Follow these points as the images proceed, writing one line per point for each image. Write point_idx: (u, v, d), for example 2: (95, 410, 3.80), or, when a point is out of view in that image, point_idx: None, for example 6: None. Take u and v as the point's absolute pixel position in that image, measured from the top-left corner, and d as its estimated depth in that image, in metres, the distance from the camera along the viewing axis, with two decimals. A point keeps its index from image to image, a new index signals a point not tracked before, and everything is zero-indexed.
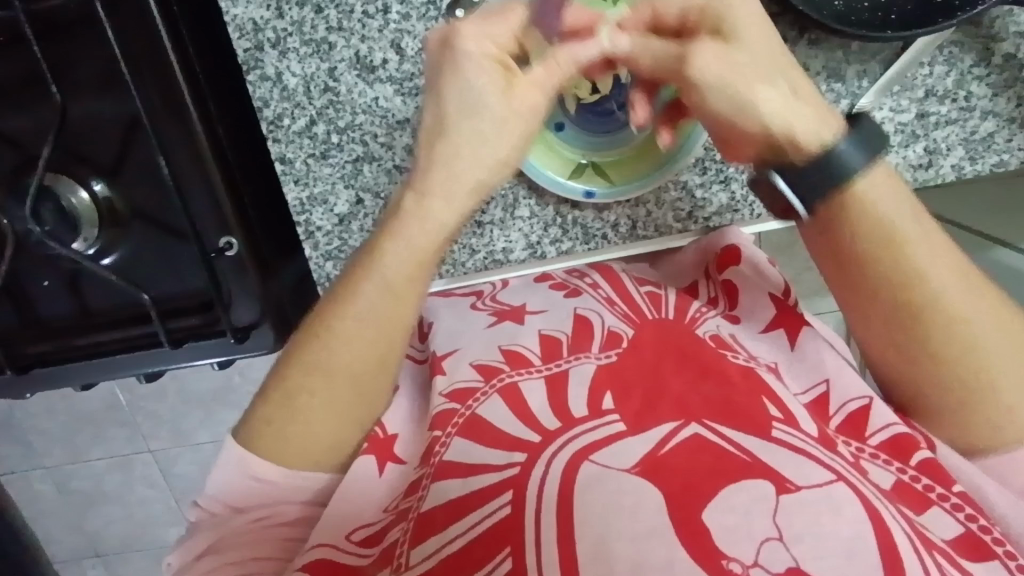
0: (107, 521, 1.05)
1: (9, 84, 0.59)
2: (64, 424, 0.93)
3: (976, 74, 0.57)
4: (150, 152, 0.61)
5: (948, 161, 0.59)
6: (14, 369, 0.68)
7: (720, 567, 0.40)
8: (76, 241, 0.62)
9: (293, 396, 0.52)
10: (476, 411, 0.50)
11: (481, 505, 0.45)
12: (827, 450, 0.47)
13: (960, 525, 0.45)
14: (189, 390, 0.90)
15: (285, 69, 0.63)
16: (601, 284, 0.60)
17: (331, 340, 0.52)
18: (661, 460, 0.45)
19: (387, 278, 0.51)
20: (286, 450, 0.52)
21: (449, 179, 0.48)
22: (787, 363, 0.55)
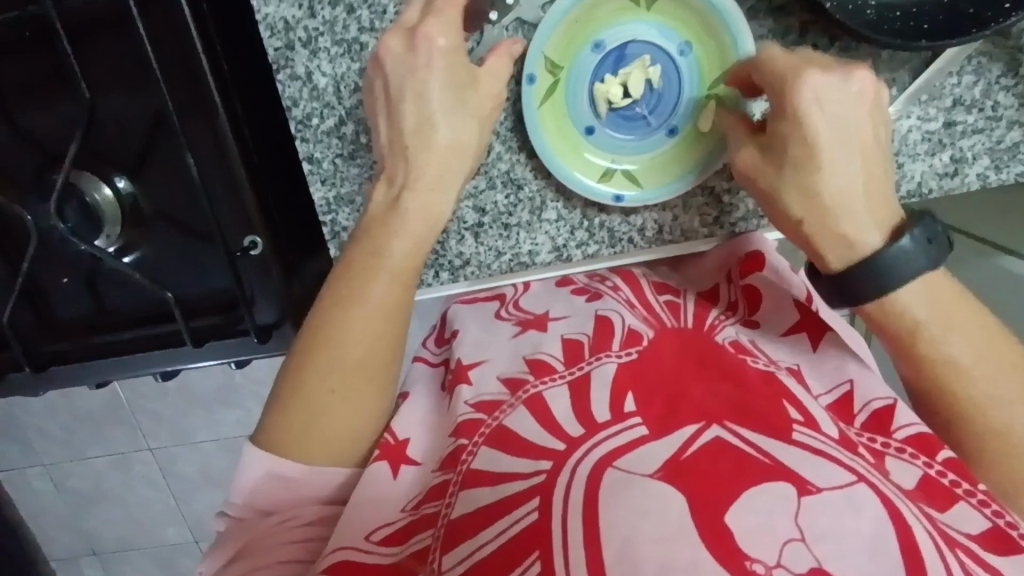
0: (106, 520, 1.03)
1: (32, 77, 0.54)
2: (65, 424, 0.91)
3: (1003, 84, 0.58)
4: (177, 150, 0.56)
5: (973, 170, 0.61)
6: (32, 369, 0.64)
7: (743, 568, 0.34)
8: (99, 239, 0.59)
9: (304, 380, 0.50)
10: (504, 421, 0.46)
11: (504, 514, 0.39)
12: (848, 452, 0.41)
13: (985, 520, 0.40)
14: (194, 390, 0.87)
15: (315, 69, 0.60)
16: (623, 287, 0.57)
17: (336, 332, 0.50)
18: (685, 464, 0.39)
19: (391, 264, 0.51)
20: (306, 442, 0.49)
21: (430, 159, 0.52)
22: (810, 364, 0.51)
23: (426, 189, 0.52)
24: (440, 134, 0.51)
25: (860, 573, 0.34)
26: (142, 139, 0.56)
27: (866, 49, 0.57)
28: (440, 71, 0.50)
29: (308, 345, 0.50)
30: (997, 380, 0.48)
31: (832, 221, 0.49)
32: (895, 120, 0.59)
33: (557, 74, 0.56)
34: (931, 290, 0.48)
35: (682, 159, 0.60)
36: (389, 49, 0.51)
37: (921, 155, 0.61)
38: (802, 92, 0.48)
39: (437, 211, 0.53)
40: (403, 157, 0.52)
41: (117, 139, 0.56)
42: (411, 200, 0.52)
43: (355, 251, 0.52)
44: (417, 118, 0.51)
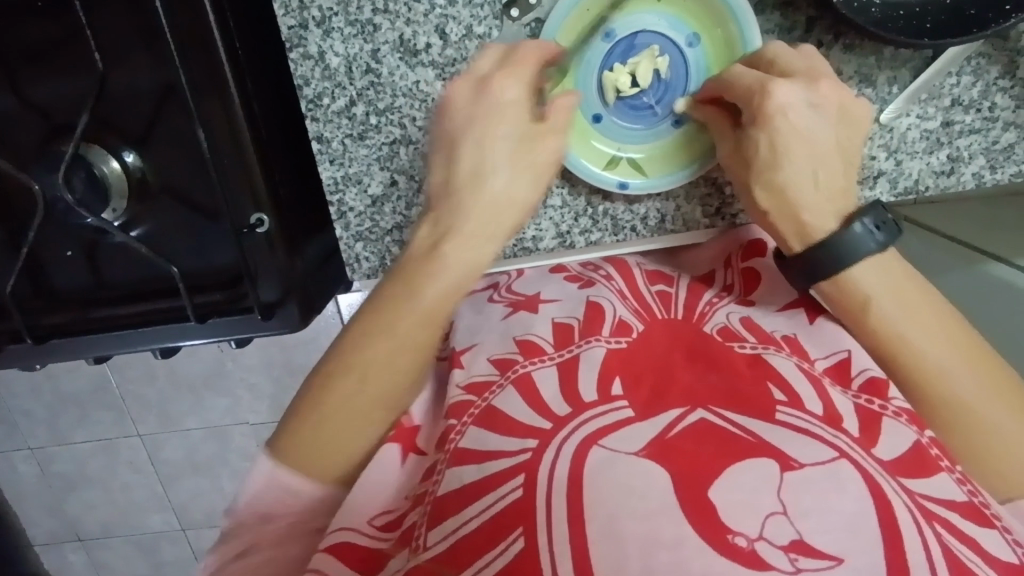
0: (89, 506, 1.03)
1: (38, 47, 0.55)
2: (50, 405, 0.92)
3: (1000, 86, 0.60)
4: (188, 124, 0.57)
5: (969, 169, 0.63)
6: (33, 340, 0.62)
7: (726, 543, 0.35)
8: (104, 211, 0.58)
9: (319, 405, 0.50)
10: (492, 403, 0.46)
11: (487, 492, 0.40)
12: (833, 429, 0.42)
13: (964, 493, 0.41)
14: (182, 374, 0.88)
15: (328, 49, 0.60)
16: (616, 277, 0.58)
17: (355, 361, 0.50)
18: (671, 445, 0.40)
19: (420, 305, 0.51)
20: (304, 457, 0.49)
21: (484, 208, 0.52)
22: (806, 333, 0.52)
23: (467, 238, 0.52)
24: (495, 182, 0.52)
25: (840, 546, 0.35)
26: (152, 110, 0.57)
27: (869, 46, 0.59)
28: (502, 108, 0.52)
29: (328, 370, 0.51)
30: (938, 352, 0.50)
31: (795, 216, 0.52)
32: (894, 118, 0.61)
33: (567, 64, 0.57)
34: (886, 272, 0.51)
35: (684, 153, 0.61)
36: (458, 94, 0.53)
37: (919, 153, 0.62)
38: (770, 103, 0.52)
39: (479, 255, 0.53)
40: (449, 206, 0.53)
41: (126, 112, 0.57)
42: (452, 244, 0.52)
43: (388, 293, 0.52)
44: (452, 162, 0.53)
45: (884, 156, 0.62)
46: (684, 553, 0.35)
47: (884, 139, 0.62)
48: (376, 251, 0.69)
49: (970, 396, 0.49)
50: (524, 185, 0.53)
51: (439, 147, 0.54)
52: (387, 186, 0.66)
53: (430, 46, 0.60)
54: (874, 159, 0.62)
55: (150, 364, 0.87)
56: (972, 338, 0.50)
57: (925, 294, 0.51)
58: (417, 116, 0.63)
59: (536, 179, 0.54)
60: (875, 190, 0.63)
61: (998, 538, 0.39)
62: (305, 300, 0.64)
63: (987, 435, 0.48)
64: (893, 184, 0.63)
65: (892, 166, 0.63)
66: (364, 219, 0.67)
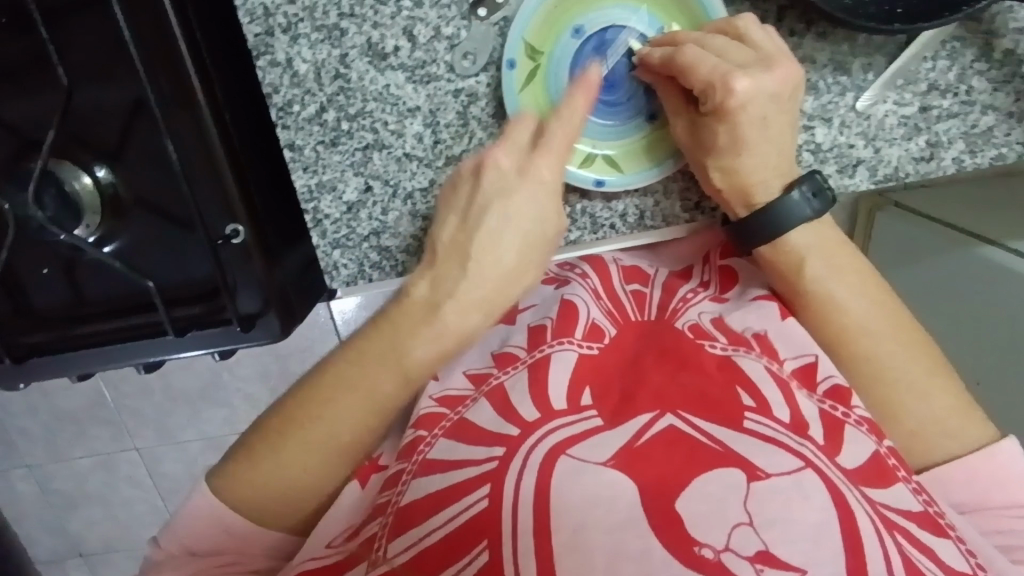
0: (90, 522, 1.04)
1: None
2: (46, 424, 0.92)
3: (977, 69, 0.58)
4: (158, 137, 0.51)
5: (949, 154, 0.61)
6: (12, 361, 0.57)
7: (692, 556, 0.35)
8: (78, 228, 0.53)
9: (279, 451, 0.48)
10: (465, 416, 0.45)
11: (453, 500, 0.39)
12: (800, 438, 0.41)
13: (918, 504, 0.41)
14: (175, 387, 0.88)
15: (296, 55, 0.58)
16: (590, 275, 0.55)
17: (308, 433, 0.48)
18: (638, 454, 0.39)
19: (415, 332, 0.48)
20: (272, 512, 0.48)
21: (499, 292, 0.49)
22: (777, 330, 0.49)
23: (474, 292, 0.48)
24: (488, 261, 0.48)
25: (805, 557, 0.35)
26: (123, 121, 0.51)
27: (843, 33, 0.58)
28: (515, 216, 0.48)
29: (288, 417, 0.48)
30: (867, 316, 0.52)
31: (745, 190, 0.53)
32: (871, 106, 0.60)
33: (538, 59, 0.56)
34: (818, 235, 0.52)
35: (656, 145, 0.60)
36: (514, 133, 0.49)
37: (898, 140, 0.61)
38: (731, 98, 0.49)
39: (489, 306, 0.49)
40: (458, 267, 0.49)
41: (96, 123, 0.51)
42: (455, 309, 0.48)
43: (374, 326, 0.49)
44: (470, 251, 0.48)
45: (862, 143, 0.61)
46: (649, 561, 0.35)
47: (862, 126, 0.60)
48: (354, 257, 0.67)
49: (893, 363, 0.51)
50: (556, 215, 0.50)
51: (466, 215, 0.49)
52: (363, 192, 0.64)
53: (399, 48, 0.59)
54: (852, 147, 0.61)
55: (143, 378, 0.87)
56: (895, 303, 0.53)
57: (853, 259, 0.53)
58: (388, 120, 0.61)
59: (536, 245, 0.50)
60: (855, 178, 0.62)
61: (952, 548, 0.40)
62: (285, 307, 0.59)
63: (907, 394, 0.51)
64: (873, 172, 0.62)
65: (870, 154, 0.61)
66: (341, 226, 0.65)
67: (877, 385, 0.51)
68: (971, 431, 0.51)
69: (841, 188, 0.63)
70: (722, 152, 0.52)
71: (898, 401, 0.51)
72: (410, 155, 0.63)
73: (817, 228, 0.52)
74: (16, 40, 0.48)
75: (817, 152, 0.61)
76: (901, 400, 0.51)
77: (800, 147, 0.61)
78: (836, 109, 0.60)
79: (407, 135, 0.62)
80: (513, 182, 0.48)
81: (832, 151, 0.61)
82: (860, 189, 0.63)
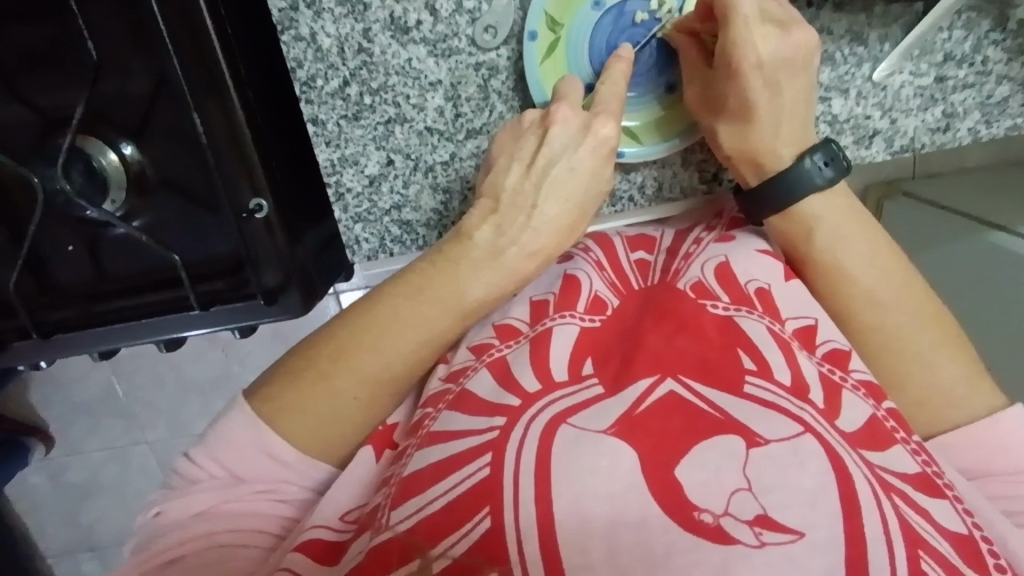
0: (101, 515, 1.07)
1: (21, 51, 0.51)
2: (59, 416, 0.95)
3: (992, 39, 0.58)
4: (182, 114, 0.52)
5: (965, 125, 0.61)
6: (38, 336, 0.56)
7: (691, 521, 0.35)
8: (104, 204, 0.54)
9: (328, 380, 0.47)
10: (465, 386, 0.43)
11: (452, 473, 0.38)
12: (800, 401, 0.41)
13: (916, 465, 0.40)
14: (190, 378, 0.92)
15: (319, 30, 0.58)
16: (593, 248, 0.54)
17: (359, 362, 0.47)
18: (638, 421, 0.39)
19: (464, 258, 0.50)
20: (311, 436, 0.47)
21: (544, 224, 0.50)
22: (780, 288, 0.48)
23: (536, 240, 0.50)
24: (551, 210, 0.50)
25: (803, 522, 0.35)
26: (147, 98, 0.52)
27: (861, 2, 0.56)
28: (580, 167, 0.50)
29: (340, 345, 0.48)
30: (875, 285, 0.52)
31: (753, 157, 0.53)
32: (887, 76, 0.59)
33: (558, 32, 0.55)
34: (831, 204, 0.52)
35: (671, 121, 0.59)
36: (566, 89, 0.52)
37: (914, 111, 0.61)
38: (748, 55, 0.49)
39: (549, 253, 0.51)
40: (525, 216, 0.50)
41: (120, 100, 0.52)
42: (518, 254, 0.50)
43: (428, 266, 0.50)
44: (536, 199, 0.50)
45: (879, 114, 0.61)
46: (647, 530, 0.35)
47: (878, 98, 0.60)
48: (375, 232, 0.66)
49: (906, 331, 0.51)
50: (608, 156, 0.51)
51: (533, 166, 0.50)
52: (384, 166, 0.63)
53: (422, 22, 0.58)
54: (869, 118, 0.61)
55: (156, 368, 0.91)
56: (910, 276, 0.52)
57: (870, 231, 0.53)
58: (410, 94, 0.60)
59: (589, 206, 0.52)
60: (871, 149, 0.62)
61: (948, 508, 0.39)
62: (307, 283, 0.58)
63: (908, 363, 0.51)
64: (889, 143, 0.62)
65: (887, 125, 0.61)
66: (362, 200, 0.64)
67: (886, 354, 0.51)
68: (980, 400, 0.50)
69: (857, 159, 0.62)
70: (741, 118, 0.52)
71: (906, 370, 0.51)
72: (431, 129, 0.62)
73: (829, 196, 0.52)
74: (48, 18, 0.50)
75: (834, 124, 0.61)
76: (909, 368, 0.51)
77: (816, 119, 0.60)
78: (853, 80, 0.59)
79: (428, 108, 0.61)
80: (578, 137, 0.50)
81: (848, 122, 0.61)
82: (876, 160, 0.62)
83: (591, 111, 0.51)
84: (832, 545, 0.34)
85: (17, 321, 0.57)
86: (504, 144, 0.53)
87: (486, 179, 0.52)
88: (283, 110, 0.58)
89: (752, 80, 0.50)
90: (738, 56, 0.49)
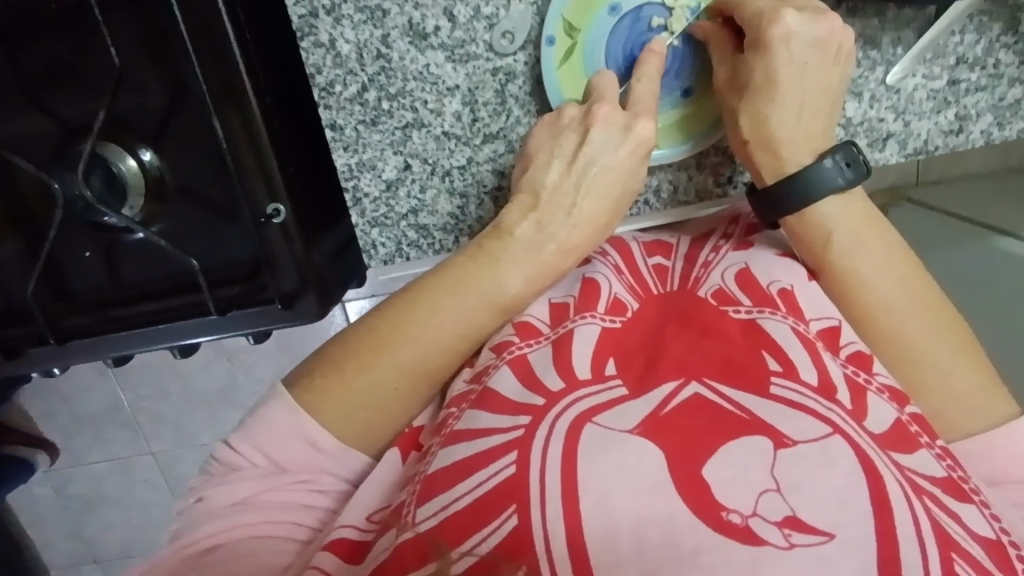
0: (106, 527, 1.08)
1: (42, 57, 0.51)
2: (65, 427, 0.95)
3: (1004, 42, 0.58)
4: (203, 119, 0.52)
5: (978, 127, 0.62)
6: (55, 341, 0.56)
7: (720, 520, 0.34)
8: (123, 209, 0.54)
9: (367, 369, 0.47)
10: (488, 385, 0.43)
11: (477, 469, 0.38)
12: (828, 402, 0.40)
13: (943, 469, 0.40)
14: (193, 391, 0.92)
15: (339, 36, 0.58)
16: (611, 252, 0.53)
17: (399, 352, 0.48)
18: (664, 421, 0.38)
19: (504, 250, 0.50)
20: (348, 425, 0.47)
21: (581, 217, 0.51)
22: (803, 286, 0.49)
23: (574, 235, 0.51)
24: (589, 206, 0.51)
25: (832, 521, 0.34)
26: (167, 104, 0.52)
27: (874, 8, 0.56)
28: (618, 167, 0.51)
29: (380, 335, 0.48)
30: (890, 292, 0.51)
31: (770, 143, 0.52)
32: (901, 79, 0.59)
33: (575, 36, 0.55)
34: (848, 208, 0.52)
35: (701, 116, 0.58)
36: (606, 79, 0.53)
37: (927, 113, 0.61)
38: (775, 29, 0.50)
39: (584, 251, 0.51)
40: (564, 211, 0.51)
41: (139, 103, 0.52)
42: (557, 250, 0.50)
43: (465, 259, 0.50)
44: (577, 196, 0.51)
45: (892, 117, 0.60)
46: (675, 529, 0.34)
47: (892, 100, 0.60)
48: (392, 236, 0.66)
49: (920, 340, 0.50)
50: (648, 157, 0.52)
51: (573, 164, 0.51)
52: (401, 171, 0.63)
53: (439, 28, 0.58)
54: (882, 121, 0.61)
55: (162, 380, 0.91)
56: (925, 280, 0.51)
57: (883, 237, 0.52)
58: (428, 98, 0.61)
59: (606, 207, 0.52)
60: (885, 151, 0.62)
61: (976, 512, 0.38)
62: (323, 289, 0.58)
63: (931, 370, 0.49)
64: (903, 146, 0.62)
65: (900, 128, 0.61)
66: (379, 205, 0.65)
67: (895, 358, 0.50)
68: (991, 409, 0.49)
69: (872, 162, 0.62)
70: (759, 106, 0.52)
71: (914, 374, 0.50)
72: (449, 134, 0.62)
73: (849, 201, 0.52)
74: (72, 24, 0.50)
75: (848, 127, 0.60)
76: (919, 373, 0.50)
77: None
78: (866, 83, 0.59)
79: (446, 113, 0.61)
80: (619, 137, 0.51)
81: (862, 125, 0.61)
82: (890, 163, 0.62)
83: (631, 112, 0.51)
84: (864, 543, 0.34)
85: (33, 328, 0.57)
86: (542, 140, 0.53)
87: (526, 175, 0.53)
88: (302, 115, 0.58)
89: (780, 61, 0.50)
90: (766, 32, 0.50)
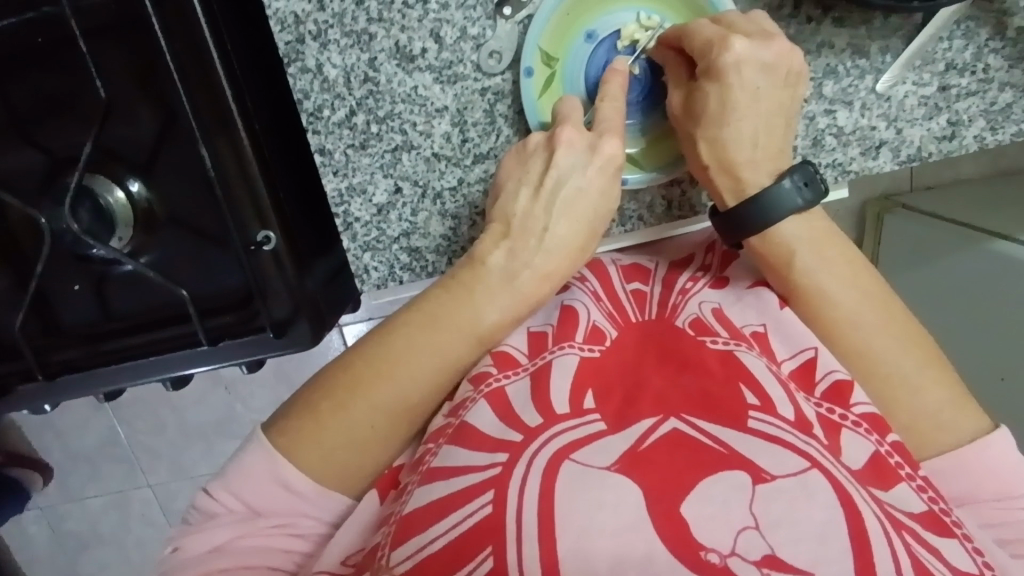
0: (102, 566, 1.09)
1: (34, 91, 0.51)
2: (62, 464, 0.98)
3: (992, 47, 0.57)
4: (191, 148, 0.52)
5: (971, 132, 0.60)
6: (44, 378, 0.57)
7: (698, 560, 0.34)
8: (112, 241, 0.54)
9: (343, 411, 0.47)
10: (465, 420, 0.42)
11: (455, 507, 0.37)
12: (805, 436, 0.39)
13: (923, 503, 0.40)
14: (191, 423, 0.94)
15: (325, 61, 0.58)
16: (589, 278, 0.52)
17: (375, 392, 0.47)
18: (643, 457, 0.38)
19: (476, 283, 0.49)
20: (325, 467, 0.47)
21: (557, 244, 0.51)
22: (777, 325, 0.49)
23: (549, 262, 0.50)
24: (562, 231, 0.51)
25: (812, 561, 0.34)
26: (153, 138, 0.53)
27: (859, 16, 0.56)
28: (589, 188, 0.51)
29: (356, 376, 0.48)
30: (856, 308, 0.50)
31: (736, 167, 0.51)
32: (890, 87, 0.58)
33: (554, 66, 0.55)
34: (808, 227, 0.51)
35: (660, 151, 0.57)
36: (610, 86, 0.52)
37: (918, 120, 0.60)
38: (728, 55, 0.49)
39: (564, 273, 0.51)
40: (537, 239, 0.50)
41: (133, 131, 0.52)
42: (533, 277, 0.50)
43: (439, 293, 0.50)
44: (549, 222, 0.51)
45: (884, 125, 0.59)
46: (653, 568, 0.34)
47: (882, 109, 0.59)
48: (384, 260, 0.65)
49: (890, 356, 0.49)
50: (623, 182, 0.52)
51: (541, 190, 0.51)
52: (392, 194, 0.62)
53: (427, 50, 0.58)
54: (874, 128, 0.59)
55: (158, 414, 0.94)
56: (886, 294, 0.51)
57: (844, 254, 0.51)
58: (416, 121, 0.60)
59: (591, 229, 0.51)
60: (879, 160, 0.60)
61: (958, 547, 0.38)
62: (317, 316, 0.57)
63: (904, 386, 0.48)
64: (897, 153, 0.60)
65: (893, 135, 0.59)
66: (370, 229, 0.63)
67: (869, 378, 0.49)
68: (965, 424, 0.48)
69: (865, 171, 0.60)
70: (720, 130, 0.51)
71: (888, 393, 0.48)
72: (439, 155, 0.61)
73: (808, 219, 0.51)
74: (67, 53, 0.50)
75: (840, 136, 0.59)
76: (894, 393, 0.48)
77: (822, 131, 0.59)
78: (857, 92, 0.58)
79: (435, 134, 0.61)
80: (586, 158, 0.51)
81: (854, 134, 0.59)
82: (884, 171, 0.61)
83: (596, 132, 0.51)
84: None
85: (23, 364, 0.58)
86: (510, 171, 0.53)
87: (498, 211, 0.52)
88: (289, 142, 0.57)
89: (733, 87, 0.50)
90: (712, 60, 0.49)
